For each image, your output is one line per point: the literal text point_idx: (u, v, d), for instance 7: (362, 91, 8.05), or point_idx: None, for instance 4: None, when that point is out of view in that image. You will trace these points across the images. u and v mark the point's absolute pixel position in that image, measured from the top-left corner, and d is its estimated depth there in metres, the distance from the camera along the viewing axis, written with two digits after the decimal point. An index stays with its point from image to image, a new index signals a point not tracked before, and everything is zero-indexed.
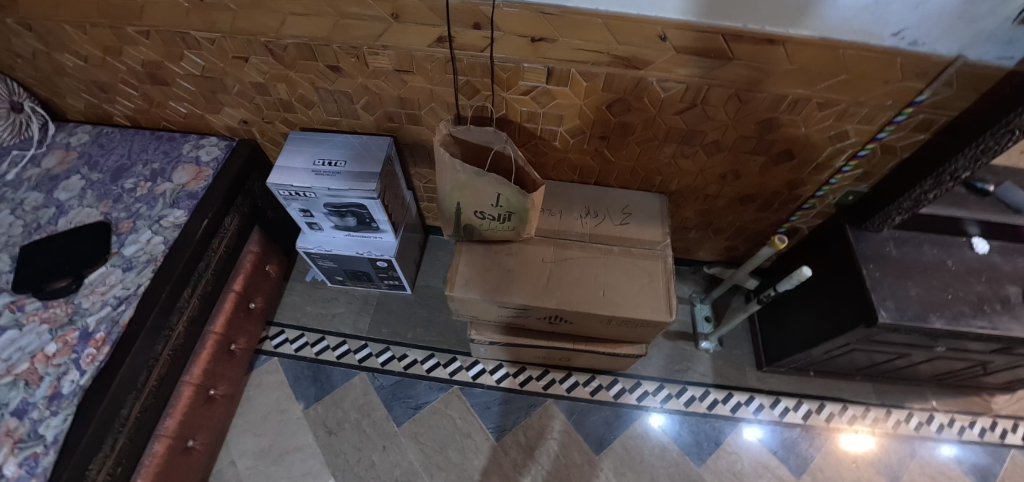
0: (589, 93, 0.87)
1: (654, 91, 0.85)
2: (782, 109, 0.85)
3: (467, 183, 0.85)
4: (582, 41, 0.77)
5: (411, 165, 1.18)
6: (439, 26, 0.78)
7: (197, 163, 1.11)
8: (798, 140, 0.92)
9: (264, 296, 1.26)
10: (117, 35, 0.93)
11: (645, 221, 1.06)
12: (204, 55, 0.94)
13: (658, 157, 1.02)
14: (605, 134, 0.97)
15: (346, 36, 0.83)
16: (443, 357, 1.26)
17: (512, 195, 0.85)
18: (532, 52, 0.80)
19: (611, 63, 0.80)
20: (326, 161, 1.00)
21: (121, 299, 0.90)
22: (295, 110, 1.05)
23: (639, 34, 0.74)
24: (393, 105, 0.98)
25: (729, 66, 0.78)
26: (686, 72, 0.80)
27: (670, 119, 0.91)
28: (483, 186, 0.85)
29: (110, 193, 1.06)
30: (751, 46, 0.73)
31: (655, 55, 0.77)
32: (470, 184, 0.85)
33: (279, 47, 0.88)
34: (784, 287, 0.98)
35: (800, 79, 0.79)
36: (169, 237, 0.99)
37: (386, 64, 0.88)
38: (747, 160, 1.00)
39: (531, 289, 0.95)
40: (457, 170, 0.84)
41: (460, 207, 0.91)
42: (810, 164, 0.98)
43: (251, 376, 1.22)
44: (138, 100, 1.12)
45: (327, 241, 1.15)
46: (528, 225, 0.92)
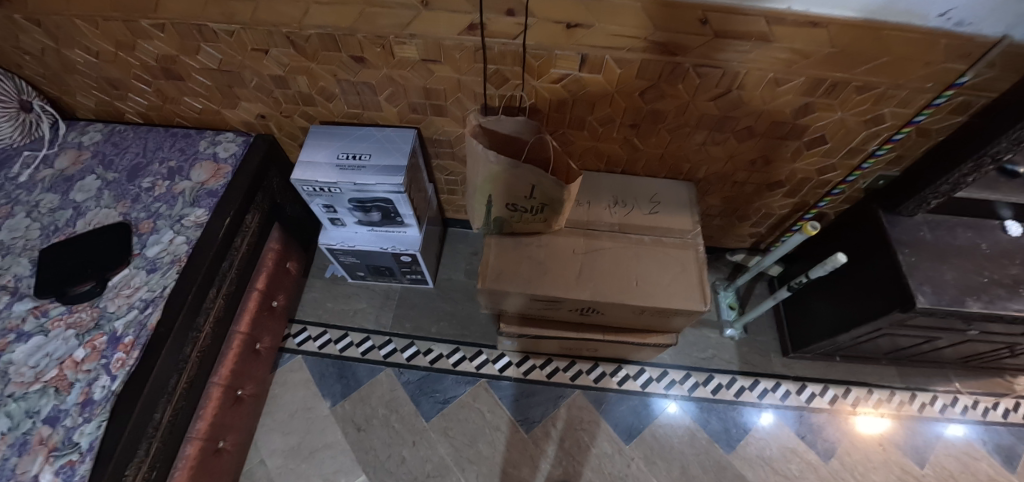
0: (622, 79, 0.85)
1: (689, 77, 0.83)
2: (819, 93, 0.83)
3: (500, 174, 0.83)
4: (618, 26, 0.75)
5: (434, 157, 1.15)
6: (470, 13, 0.76)
7: (214, 160, 1.08)
8: (832, 125, 0.91)
9: (286, 294, 1.23)
10: (131, 29, 0.90)
11: (675, 209, 1.05)
12: (221, 47, 0.91)
13: (688, 145, 1.00)
14: (635, 122, 0.95)
15: (371, 25, 0.81)
16: (469, 351, 1.25)
17: (547, 186, 0.84)
18: (566, 38, 0.78)
19: (647, 49, 0.78)
20: (349, 155, 0.97)
21: (148, 302, 0.89)
22: (315, 103, 1.02)
23: (679, 19, 0.72)
24: (418, 96, 0.96)
25: (769, 49, 0.76)
26: (725, 56, 0.78)
27: (704, 105, 0.89)
28: (517, 178, 0.83)
29: (127, 193, 1.03)
30: (793, 28, 0.72)
31: (692, 40, 0.76)
32: (503, 176, 0.83)
33: (300, 38, 0.85)
34: (817, 273, 0.98)
35: (840, 63, 0.77)
36: (192, 237, 0.97)
37: (413, 53, 0.85)
38: (779, 146, 0.98)
39: (564, 281, 0.94)
40: (489, 161, 0.81)
41: (492, 199, 0.89)
42: (843, 149, 0.97)
43: (276, 374, 1.21)
44: (151, 97, 1.09)
45: (350, 236, 1.13)
46: (560, 217, 0.90)
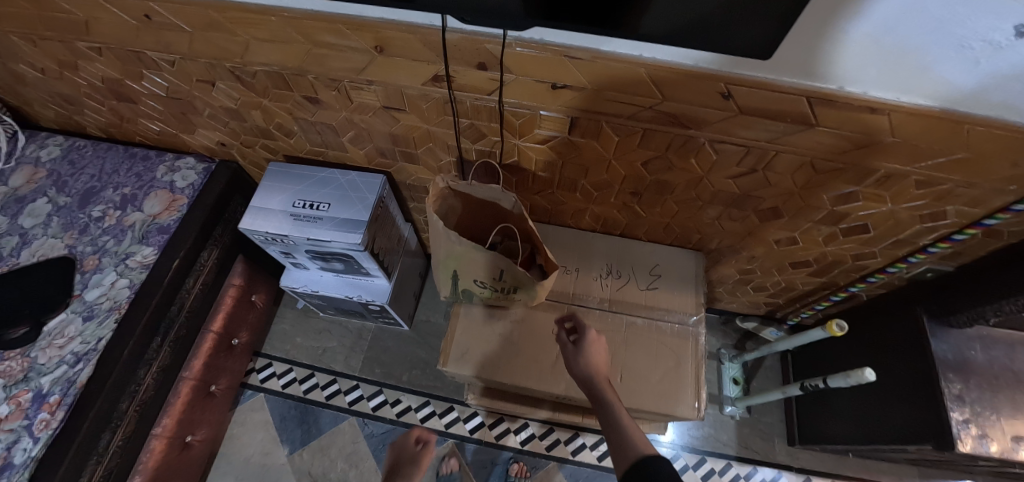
0: (620, 148, 0.69)
1: (704, 152, 0.67)
2: (867, 183, 0.67)
3: (465, 253, 0.70)
4: (615, 91, 0.59)
5: (410, 200, 1.02)
6: (435, 63, 0.62)
7: (170, 190, 0.99)
8: (876, 214, 0.74)
9: (251, 330, 1.15)
10: (69, 49, 0.80)
11: (678, 286, 0.90)
12: (165, 76, 0.80)
13: (699, 217, 0.84)
14: (636, 190, 0.79)
15: (322, 67, 0.68)
16: (439, 405, 1.16)
17: (519, 273, 0.71)
18: (552, 100, 0.63)
19: (651, 119, 0.63)
20: (307, 203, 0.86)
21: (79, 356, 0.81)
22: (275, 138, 0.90)
23: (694, 90, 0.56)
24: (385, 142, 0.83)
25: (807, 132, 0.60)
26: (750, 134, 0.62)
27: (721, 182, 0.73)
28: (483, 261, 0.70)
29: (76, 222, 0.96)
30: (842, 112, 0.56)
31: (710, 114, 0.60)
32: (468, 256, 0.70)
33: (247, 74, 0.73)
34: (836, 384, 0.85)
35: (898, 153, 0.60)
36: (135, 280, 0.89)
37: (373, 100, 0.72)
38: (810, 228, 0.81)
39: (537, 369, 0.82)
40: (452, 238, 0.68)
41: (457, 275, 0.77)
42: (888, 239, 0.80)
43: (236, 413, 1.14)
44: (107, 115, 1.00)
45: (313, 280, 1.02)
46: (537, 304, 0.78)
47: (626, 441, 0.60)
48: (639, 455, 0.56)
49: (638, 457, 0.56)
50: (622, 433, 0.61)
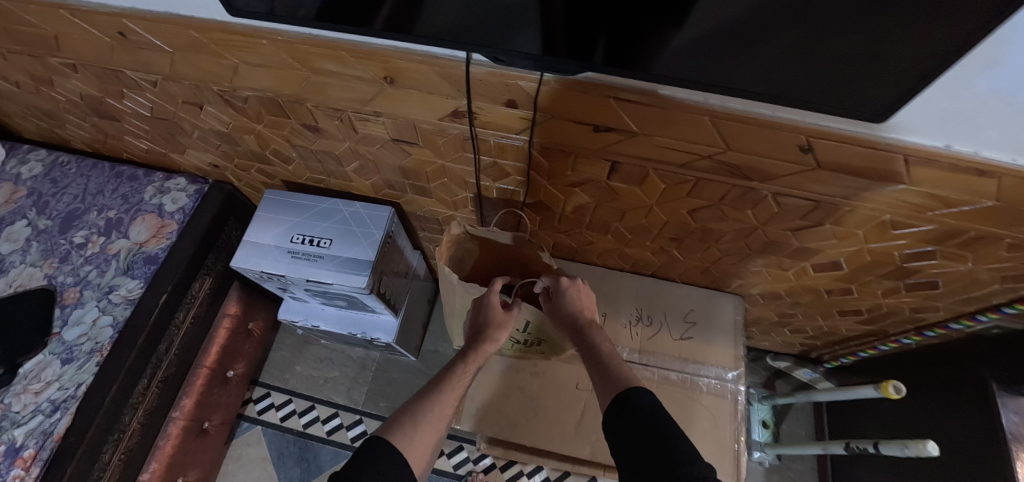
0: (666, 194, 0.60)
1: (764, 205, 0.58)
2: (950, 243, 0.58)
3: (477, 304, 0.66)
4: (669, 138, 0.50)
5: (419, 229, 0.94)
6: (455, 97, 0.53)
7: (159, 214, 0.90)
8: (953, 273, 0.65)
9: (248, 360, 1.08)
10: (41, 64, 0.71)
11: (715, 336, 0.81)
12: (148, 96, 0.71)
13: (744, 264, 0.75)
14: (677, 236, 0.70)
15: (323, 96, 0.59)
16: (447, 444, 1.08)
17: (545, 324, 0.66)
18: (592, 143, 0.54)
19: (708, 169, 0.53)
20: (306, 238, 0.77)
21: (56, 404, 0.74)
22: (272, 163, 0.81)
23: (767, 142, 0.47)
24: (394, 174, 0.74)
25: (893, 190, 0.51)
26: (825, 189, 0.53)
27: (778, 233, 0.64)
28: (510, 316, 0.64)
29: (57, 249, 0.88)
30: (943, 173, 0.46)
31: (781, 168, 0.50)
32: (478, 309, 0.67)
33: (237, 99, 0.64)
34: (890, 451, 0.76)
35: (1002, 217, 0.51)
36: (118, 317, 0.81)
37: (380, 131, 0.63)
38: (871, 281, 0.72)
39: (558, 430, 0.74)
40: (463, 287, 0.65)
41: None
42: (958, 295, 0.71)
43: (231, 447, 1.08)
44: (91, 130, 0.91)
45: (313, 314, 0.93)
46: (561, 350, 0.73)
47: (609, 377, 0.57)
48: (622, 388, 0.54)
49: (620, 390, 0.53)
50: (606, 370, 0.58)
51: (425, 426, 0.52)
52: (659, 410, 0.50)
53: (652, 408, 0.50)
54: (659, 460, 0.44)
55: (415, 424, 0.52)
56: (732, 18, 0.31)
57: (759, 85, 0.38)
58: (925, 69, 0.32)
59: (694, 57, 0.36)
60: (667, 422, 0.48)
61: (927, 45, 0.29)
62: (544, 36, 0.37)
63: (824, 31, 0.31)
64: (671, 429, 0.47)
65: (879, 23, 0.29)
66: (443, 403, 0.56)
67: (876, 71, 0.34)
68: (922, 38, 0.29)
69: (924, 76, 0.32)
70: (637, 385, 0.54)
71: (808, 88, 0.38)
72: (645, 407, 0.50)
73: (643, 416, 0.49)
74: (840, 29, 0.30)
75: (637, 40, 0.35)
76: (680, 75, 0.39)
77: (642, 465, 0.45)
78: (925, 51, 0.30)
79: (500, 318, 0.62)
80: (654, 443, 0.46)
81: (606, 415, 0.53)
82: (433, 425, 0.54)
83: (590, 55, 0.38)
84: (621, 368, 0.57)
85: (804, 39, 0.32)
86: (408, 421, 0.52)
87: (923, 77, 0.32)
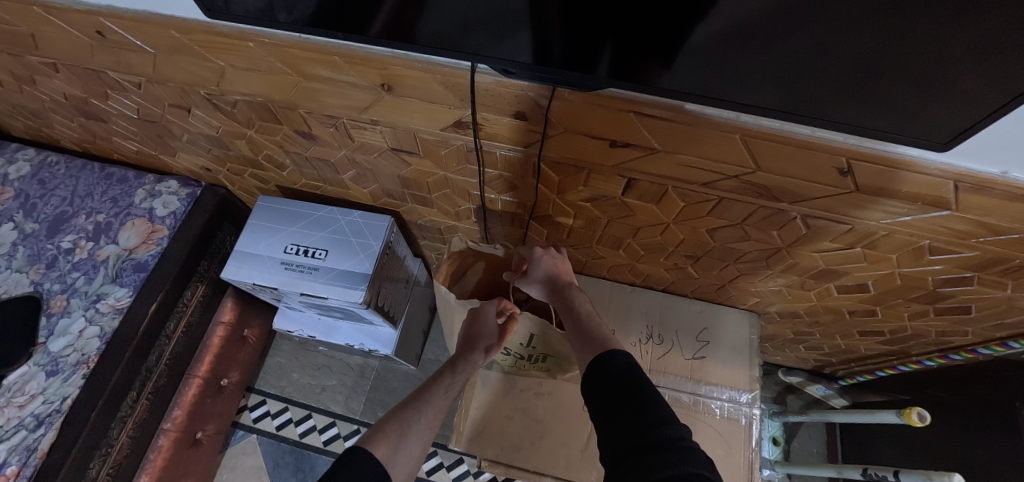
0: (685, 213, 0.56)
1: (792, 227, 0.53)
2: (990, 270, 0.53)
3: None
4: (692, 156, 0.45)
5: (420, 237, 0.90)
6: (458, 108, 0.48)
7: (148, 219, 0.87)
8: (989, 299, 0.60)
9: (243, 369, 1.04)
10: (21, 63, 0.67)
11: (729, 356, 0.77)
12: (134, 98, 0.67)
13: (762, 284, 0.71)
14: (693, 254, 0.66)
15: (315, 103, 0.54)
16: (448, 456, 1.05)
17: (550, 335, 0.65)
18: (607, 159, 0.49)
19: (733, 189, 0.49)
20: (301, 249, 0.74)
21: (40, 419, 0.71)
22: (265, 169, 0.77)
23: (803, 163, 0.42)
24: (393, 183, 0.70)
25: (937, 216, 0.46)
26: (862, 213, 0.48)
27: (804, 255, 0.59)
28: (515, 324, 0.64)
29: (44, 254, 0.85)
30: (997, 201, 0.42)
31: (815, 190, 0.46)
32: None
33: (225, 103, 0.60)
34: (913, 481, 0.71)
35: None
36: (105, 328, 0.77)
37: (378, 140, 0.59)
38: (898, 304, 0.68)
39: (561, 455, 0.70)
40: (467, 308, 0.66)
41: None
42: (991, 321, 0.66)
43: (226, 456, 1.05)
44: (79, 131, 0.87)
45: (309, 324, 0.90)
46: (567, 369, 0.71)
47: (590, 342, 0.53)
48: (600, 352, 0.50)
49: (597, 354, 0.50)
50: (586, 335, 0.55)
51: (392, 419, 0.51)
52: (639, 374, 0.47)
53: (628, 368, 0.48)
54: (633, 420, 0.42)
55: (400, 436, 0.49)
56: (782, 24, 0.26)
57: (791, 103, 0.34)
58: (991, 96, 0.28)
59: (722, 67, 0.31)
60: (646, 386, 0.45)
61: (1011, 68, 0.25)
62: (553, 44, 0.32)
63: (895, 42, 0.26)
64: (650, 391, 0.44)
65: (951, 44, 0.25)
66: (430, 414, 0.54)
67: (951, 92, 0.29)
68: (1001, 61, 0.25)
69: (1002, 98, 0.27)
70: (616, 348, 0.51)
71: (847, 108, 0.33)
72: (622, 369, 0.47)
73: (622, 377, 0.46)
74: (905, 45, 0.26)
75: (668, 50, 0.30)
76: (711, 92, 0.34)
77: (617, 423, 0.43)
78: (1001, 76, 0.26)
79: (498, 328, 0.64)
80: (630, 403, 0.43)
81: (584, 380, 0.50)
82: (403, 417, 0.52)
83: (606, 64, 0.33)
84: (602, 333, 0.54)
85: (855, 54, 0.28)
86: (393, 432, 0.49)
87: (986, 104, 0.29)
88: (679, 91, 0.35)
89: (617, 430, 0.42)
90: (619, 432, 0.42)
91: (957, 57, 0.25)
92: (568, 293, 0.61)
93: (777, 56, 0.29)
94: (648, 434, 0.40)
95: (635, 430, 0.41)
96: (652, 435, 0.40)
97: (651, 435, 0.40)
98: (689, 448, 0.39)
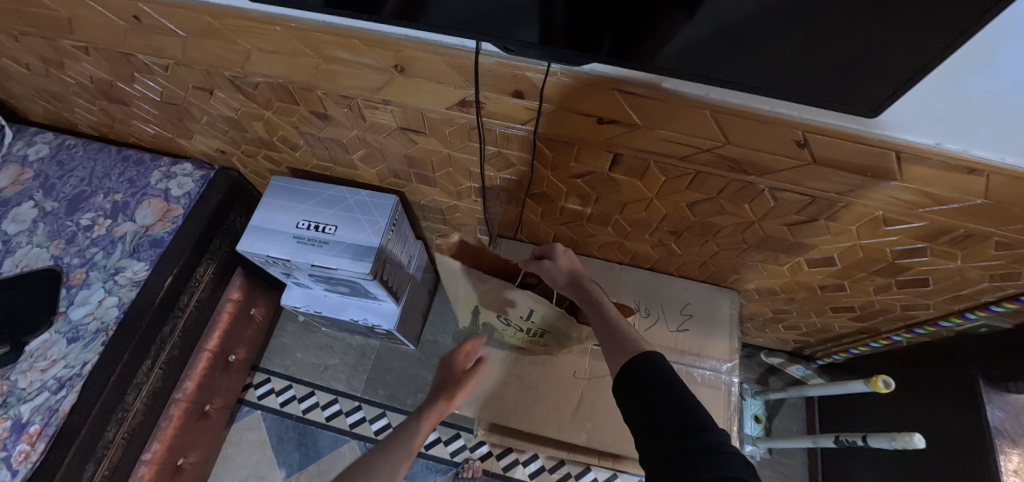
0: (666, 188, 0.62)
1: (761, 199, 0.60)
2: (940, 240, 0.60)
3: (490, 294, 0.66)
4: (671, 132, 0.51)
5: (422, 219, 0.95)
6: (463, 87, 0.54)
7: (164, 198, 0.91)
8: (943, 271, 0.67)
9: (249, 346, 1.10)
10: (53, 47, 0.72)
11: (710, 329, 0.83)
12: (159, 80, 0.72)
13: (740, 259, 0.77)
14: (675, 229, 0.72)
15: (333, 84, 0.60)
16: (446, 432, 1.10)
17: (549, 312, 0.64)
18: (595, 135, 0.55)
19: (708, 163, 0.55)
20: (313, 224, 0.79)
21: (62, 382, 0.75)
22: (279, 150, 0.83)
23: (765, 137, 0.49)
24: (400, 163, 0.75)
25: (887, 186, 0.52)
26: (821, 185, 0.54)
27: (774, 228, 0.66)
28: (514, 296, 0.63)
29: (63, 231, 0.89)
30: (935, 171, 0.48)
31: (777, 162, 0.52)
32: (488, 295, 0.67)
33: (248, 84, 0.65)
34: (879, 443, 0.77)
35: (990, 215, 0.52)
36: (124, 298, 0.82)
37: (389, 120, 0.64)
38: (863, 277, 0.74)
39: (554, 418, 0.76)
40: (476, 281, 0.65)
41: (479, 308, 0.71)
42: (949, 293, 0.73)
43: (231, 431, 1.09)
44: (99, 114, 0.92)
45: (316, 300, 0.95)
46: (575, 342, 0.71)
47: (617, 342, 0.52)
48: (632, 353, 0.49)
49: (629, 355, 0.49)
50: (614, 336, 0.54)
51: None
52: (673, 377, 0.45)
53: (660, 370, 0.46)
54: (670, 425, 0.41)
55: None
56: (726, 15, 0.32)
57: (745, 80, 0.39)
58: (907, 67, 0.33)
59: (685, 47, 0.37)
60: (681, 390, 0.43)
61: (907, 49, 0.31)
62: (546, 23, 0.38)
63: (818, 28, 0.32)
64: (686, 396, 0.43)
65: (861, 29, 0.31)
66: None
67: (871, 70, 0.35)
68: (903, 40, 0.30)
69: (907, 74, 0.34)
70: (647, 349, 0.49)
71: (791, 86, 0.39)
72: (652, 372, 0.46)
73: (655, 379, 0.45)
74: (832, 21, 0.31)
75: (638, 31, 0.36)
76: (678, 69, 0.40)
77: (654, 427, 0.42)
78: (906, 54, 0.32)
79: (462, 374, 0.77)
80: (666, 407, 0.42)
81: (615, 382, 0.49)
82: None
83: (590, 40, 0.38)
84: (631, 331, 0.53)
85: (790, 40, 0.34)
86: None
87: (900, 77, 0.34)
88: (654, 65, 0.40)
89: (652, 434, 0.42)
90: (656, 435, 0.42)
91: (864, 41, 0.32)
92: (590, 291, 0.60)
93: (730, 34, 0.34)
94: (684, 440, 0.39)
95: (670, 436, 0.40)
96: (689, 441, 0.39)
97: (686, 441, 0.39)
98: (730, 454, 0.37)
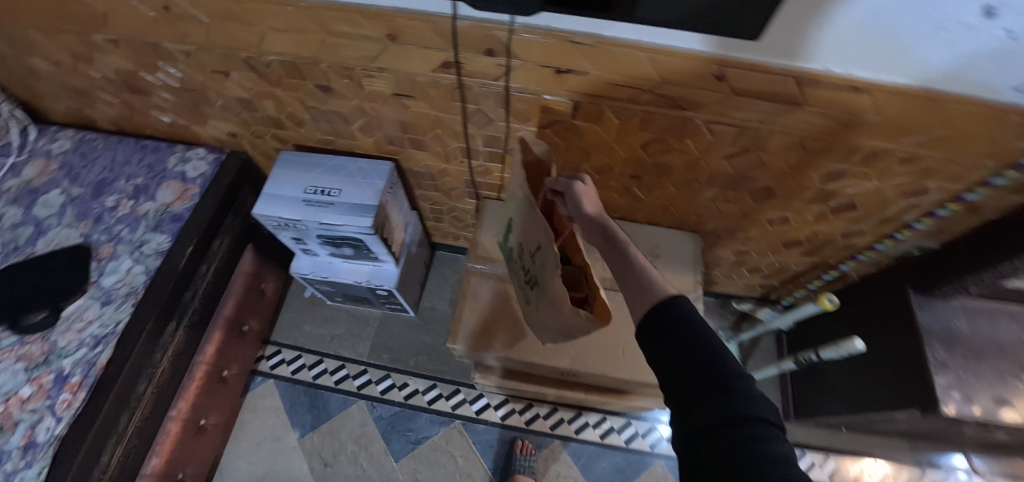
0: (621, 130, 0.74)
1: (700, 134, 0.71)
2: (853, 161, 0.72)
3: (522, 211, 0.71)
4: (617, 75, 0.63)
5: (416, 187, 1.07)
6: (444, 50, 0.65)
7: (182, 180, 1.01)
8: (863, 193, 0.79)
9: (259, 319, 1.19)
10: (85, 42, 0.82)
11: (675, 265, 0.94)
12: (180, 67, 0.83)
13: (697, 197, 0.88)
14: (636, 171, 0.84)
15: (335, 56, 0.71)
16: (446, 388, 1.19)
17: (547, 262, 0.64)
18: (557, 84, 0.67)
19: (651, 102, 0.66)
20: (319, 189, 0.89)
21: (99, 339, 0.84)
22: (286, 127, 0.94)
23: (690, 73, 0.60)
24: (395, 129, 0.86)
25: (797, 111, 0.63)
26: (744, 114, 0.66)
27: (717, 162, 0.77)
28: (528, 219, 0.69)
29: (90, 212, 0.98)
30: (831, 92, 0.59)
31: (705, 96, 0.63)
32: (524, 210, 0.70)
33: (261, 64, 0.76)
34: (828, 355, 0.88)
35: (883, 131, 0.64)
36: (150, 266, 0.91)
37: (383, 87, 0.75)
38: (801, 207, 0.86)
39: (541, 346, 0.85)
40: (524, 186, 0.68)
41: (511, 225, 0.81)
42: (875, 216, 0.85)
43: (247, 399, 1.18)
44: (119, 107, 1.02)
45: (324, 267, 1.05)
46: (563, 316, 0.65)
47: (637, 287, 0.48)
48: (656, 296, 0.44)
49: (653, 298, 0.44)
50: (634, 281, 0.49)
51: None
52: (700, 323, 0.41)
53: (688, 316, 0.42)
54: (697, 369, 0.39)
55: None
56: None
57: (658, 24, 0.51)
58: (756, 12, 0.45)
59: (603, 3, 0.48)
60: (708, 334, 0.40)
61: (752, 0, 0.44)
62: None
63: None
64: (712, 339, 0.40)
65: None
66: None
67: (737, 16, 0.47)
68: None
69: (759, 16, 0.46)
70: (671, 291, 0.44)
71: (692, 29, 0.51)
72: (680, 320, 0.41)
73: (677, 325, 0.41)
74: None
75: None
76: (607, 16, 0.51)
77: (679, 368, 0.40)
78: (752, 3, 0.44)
79: None
80: (692, 351, 0.39)
81: (637, 328, 0.45)
82: None
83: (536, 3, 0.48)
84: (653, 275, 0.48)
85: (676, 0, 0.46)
86: None
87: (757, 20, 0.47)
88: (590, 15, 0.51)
89: (682, 377, 0.40)
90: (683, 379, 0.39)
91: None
92: (610, 227, 0.56)
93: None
94: (715, 385, 0.37)
95: (691, 382, 0.39)
96: (719, 387, 0.37)
97: (706, 384, 0.37)
98: (760, 400, 0.36)
